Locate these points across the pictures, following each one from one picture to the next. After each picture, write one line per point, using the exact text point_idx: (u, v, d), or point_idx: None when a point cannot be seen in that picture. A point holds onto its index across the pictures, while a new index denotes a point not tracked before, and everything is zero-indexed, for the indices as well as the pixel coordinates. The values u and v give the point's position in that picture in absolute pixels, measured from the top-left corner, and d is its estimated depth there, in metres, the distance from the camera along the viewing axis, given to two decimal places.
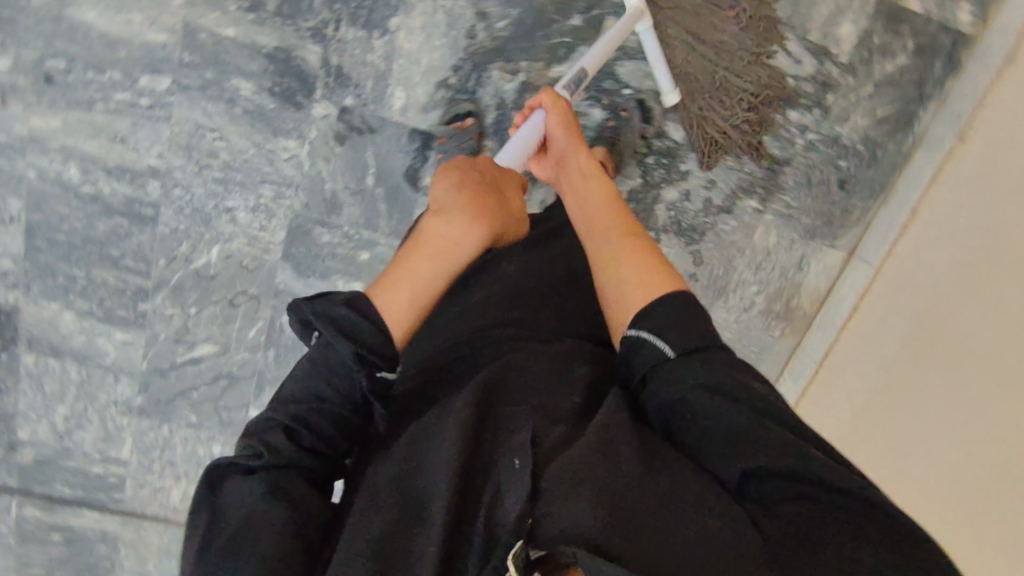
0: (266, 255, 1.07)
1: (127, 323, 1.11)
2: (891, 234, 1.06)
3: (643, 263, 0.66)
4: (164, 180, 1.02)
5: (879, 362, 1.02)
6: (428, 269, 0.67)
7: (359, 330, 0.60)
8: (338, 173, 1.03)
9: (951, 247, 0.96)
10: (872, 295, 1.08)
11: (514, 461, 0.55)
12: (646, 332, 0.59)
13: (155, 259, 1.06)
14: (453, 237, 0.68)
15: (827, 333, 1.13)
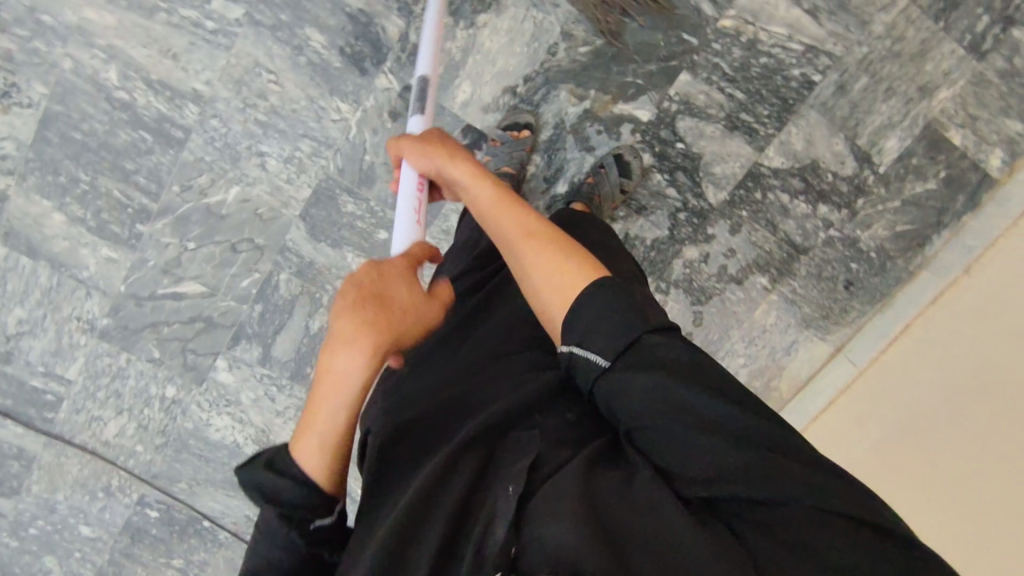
0: (284, 209, 1.04)
1: (118, 241, 1.06)
2: (881, 340, 1.11)
3: (553, 264, 0.60)
4: (205, 107, 0.98)
5: (868, 439, 1.04)
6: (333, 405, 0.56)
7: (282, 492, 0.54)
8: (382, 148, 1.01)
9: (955, 340, 1.01)
10: (862, 380, 1.11)
11: (509, 488, 0.52)
12: (576, 347, 0.57)
13: (168, 183, 1.02)
14: (340, 363, 0.56)
15: (804, 414, 1.16)
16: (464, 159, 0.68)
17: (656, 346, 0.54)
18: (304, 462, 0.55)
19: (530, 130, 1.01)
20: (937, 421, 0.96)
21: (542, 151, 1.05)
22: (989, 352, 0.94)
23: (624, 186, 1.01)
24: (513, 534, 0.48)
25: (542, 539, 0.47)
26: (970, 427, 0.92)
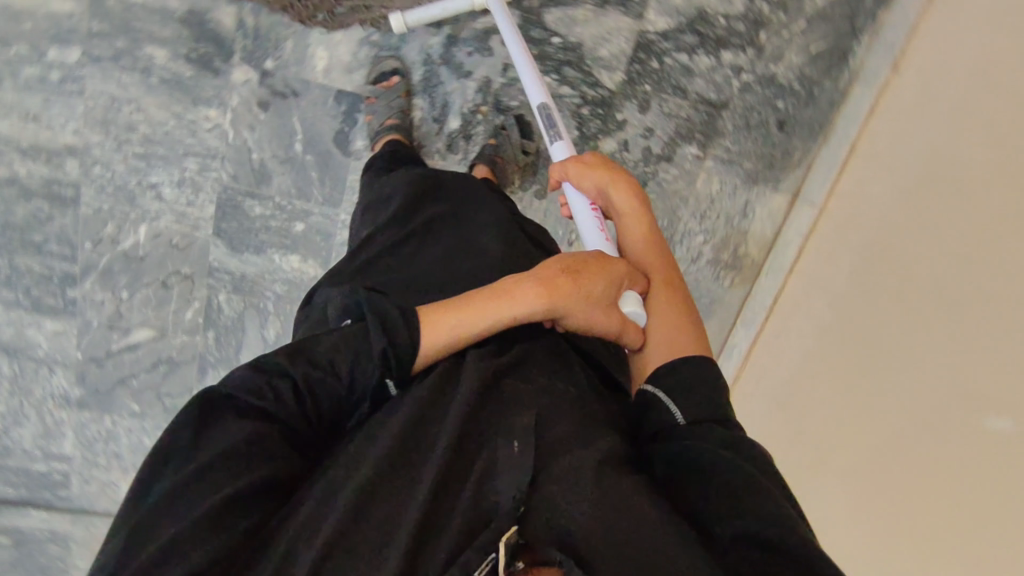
0: (197, 232, 1.04)
1: (57, 311, 1.07)
2: (766, 296, 1.14)
3: (679, 331, 0.68)
4: (83, 158, 0.97)
5: (763, 419, 1.08)
6: (474, 322, 0.63)
7: (398, 336, 0.59)
8: (265, 142, 0.99)
9: (817, 313, 1.03)
10: (754, 356, 1.15)
11: (513, 445, 0.56)
12: (662, 392, 0.62)
13: (80, 242, 1.02)
14: (521, 298, 0.65)
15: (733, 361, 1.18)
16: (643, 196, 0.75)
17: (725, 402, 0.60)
18: (429, 340, 0.61)
19: (399, 76, 0.98)
20: (811, 403, 1.00)
21: (421, 94, 1.00)
22: (847, 328, 0.97)
23: (526, 147, 1.01)
24: (521, 498, 0.53)
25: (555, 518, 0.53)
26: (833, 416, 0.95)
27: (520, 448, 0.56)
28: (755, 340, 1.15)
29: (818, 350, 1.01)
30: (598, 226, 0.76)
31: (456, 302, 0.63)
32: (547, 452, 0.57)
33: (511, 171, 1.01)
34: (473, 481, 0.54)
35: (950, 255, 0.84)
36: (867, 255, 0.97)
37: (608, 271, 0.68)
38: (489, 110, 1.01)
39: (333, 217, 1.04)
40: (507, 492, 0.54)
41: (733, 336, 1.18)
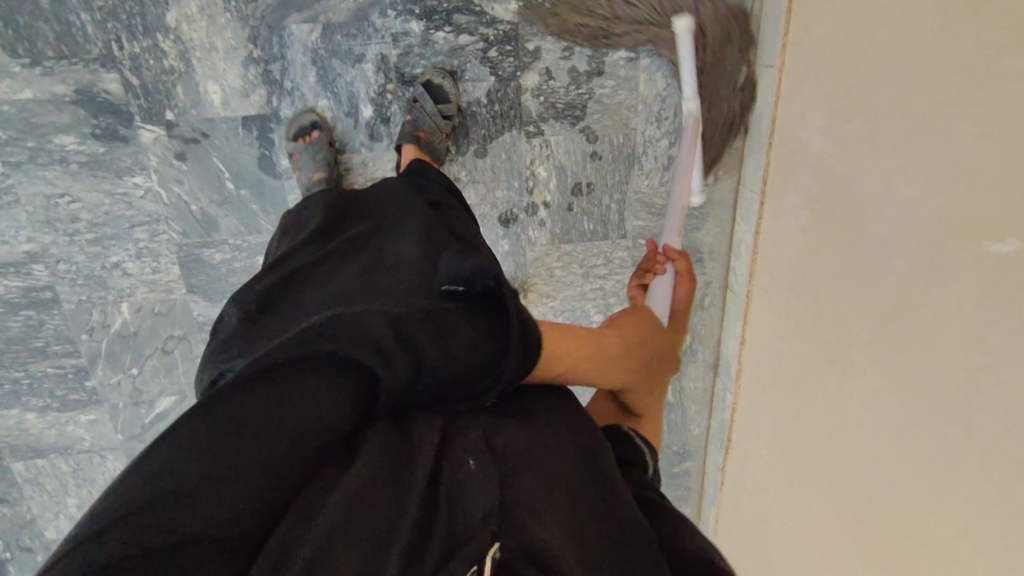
0: (172, 294, 1.06)
1: (84, 404, 1.12)
2: (744, 265, 1.12)
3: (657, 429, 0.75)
4: (46, 260, 1.01)
5: (789, 407, 1.06)
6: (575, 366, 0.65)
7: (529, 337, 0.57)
8: (197, 190, 1.00)
9: (792, 277, 1.00)
10: (755, 340, 1.15)
11: (471, 464, 0.49)
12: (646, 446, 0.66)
13: (76, 336, 1.07)
14: (603, 357, 0.68)
15: (740, 303, 1.17)
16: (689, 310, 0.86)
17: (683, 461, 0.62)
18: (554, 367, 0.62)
19: (317, 128, 0.96)
20: (820, 379, 0.96)
21: (324, 93, 0.96)
22: (820, 288, 0.93)
23: (444, 111, 0.96)
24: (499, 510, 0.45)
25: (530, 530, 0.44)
26: (839, 382, 0.91)
27: (481, 465, 0.49)
28: (756, 231, 1.08)
29: (813, 232, 0.93)
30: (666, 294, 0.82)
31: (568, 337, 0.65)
32: (507, 465, 0.50)
33: (439, 141, 0.97)
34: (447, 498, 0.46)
35: (875, 170, 0.80)
36: (812, 206, 0.93)
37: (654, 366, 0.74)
38: (397, 86, 0.97)
39: None
40: (483, 504, 0.45)
41: (738, 232, 1.12)
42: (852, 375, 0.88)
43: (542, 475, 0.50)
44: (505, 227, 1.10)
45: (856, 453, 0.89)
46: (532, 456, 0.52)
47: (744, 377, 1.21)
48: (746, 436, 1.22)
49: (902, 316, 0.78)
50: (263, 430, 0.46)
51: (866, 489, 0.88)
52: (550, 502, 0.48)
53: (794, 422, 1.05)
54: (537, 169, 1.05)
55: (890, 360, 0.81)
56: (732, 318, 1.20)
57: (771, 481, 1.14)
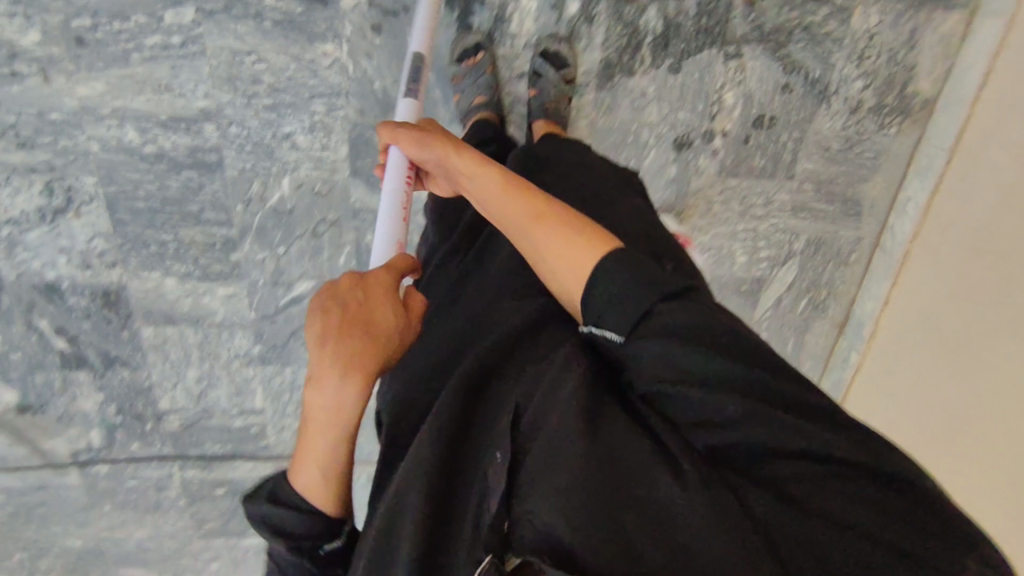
0: (335, 175, 1.04)
1: (225, 277, 1.11)
2: (910, 222, 1.10)
3: (555, 245, 0.58)
4: (218, 120, 0.99)
5: (892, 416, 1.14)
6: (337, 433, 0.56)
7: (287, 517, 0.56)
8: (384, 68, 0.97)
9: (940, 301, 1.05)
10: (903, 300, 1.13)
11: (496, 456, 0.51)
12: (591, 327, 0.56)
13: (232, 205, 1.05)
14: (328, 390, 0.55)
15: (891, 264, 1.15)
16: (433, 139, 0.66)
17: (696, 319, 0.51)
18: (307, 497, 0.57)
19: (483, 51, 0.96)
20: (936, 400, 1.04)
21: None
22: (975, 281, 0.98)
23: (567, 77, 0.97)
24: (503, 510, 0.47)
25: (530, 517, 0.45)
26: (955, 413, 1.00)
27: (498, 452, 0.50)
28: (935, 190, 1.07)
29: (1005, 212, 0.94)
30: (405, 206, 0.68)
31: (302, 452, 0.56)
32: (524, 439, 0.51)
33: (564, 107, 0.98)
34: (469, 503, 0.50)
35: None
36: (975, 252, 0.99)
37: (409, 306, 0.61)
38: None
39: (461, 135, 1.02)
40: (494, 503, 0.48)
41: (906, 188, 1.11)
42: (980, 401, 0.96)
43: (550, 434, 0.49)
44: (677, 151, 1.06)
45: (951, 471, 1.01)
46: (546, 416, 0.50)
47: (878, 339, 1.18)
48: (863, 397, 1.22)
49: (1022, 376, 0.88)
50: None
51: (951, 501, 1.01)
52: (546, 466, 0.47)
53: (891, 426, 1.13)
54: (725, 96, 1.03)
55: (1009, 409, 0.90)
56: (877, 277, 1.17)
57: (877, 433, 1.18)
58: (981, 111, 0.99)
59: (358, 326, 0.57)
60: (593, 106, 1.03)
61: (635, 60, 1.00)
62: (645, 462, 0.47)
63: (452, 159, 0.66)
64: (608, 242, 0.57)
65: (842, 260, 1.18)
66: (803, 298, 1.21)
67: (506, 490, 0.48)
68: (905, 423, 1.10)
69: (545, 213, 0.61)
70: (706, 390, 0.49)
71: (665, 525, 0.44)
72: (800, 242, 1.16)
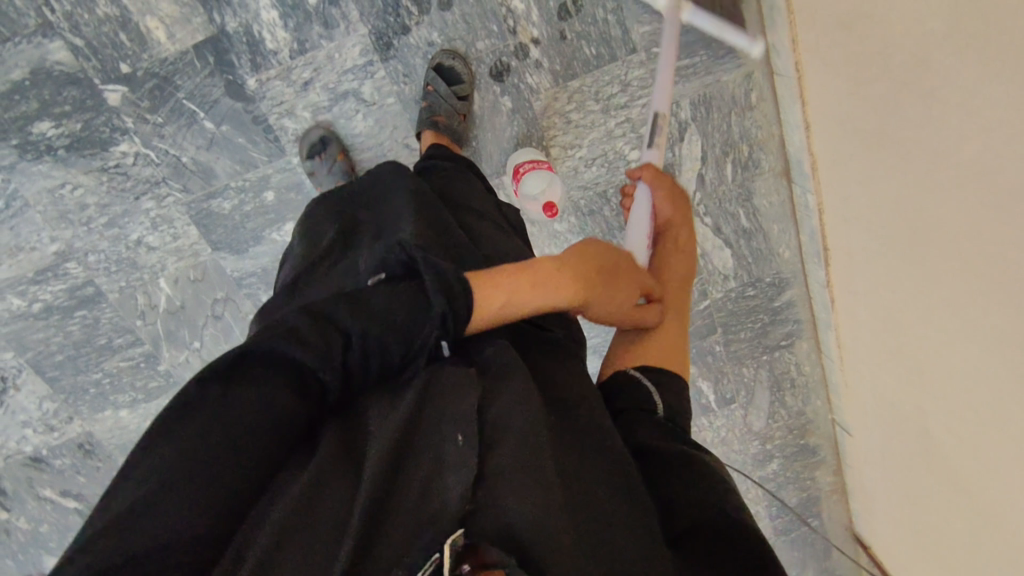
0: (201, 256, 1.05)
1: (166, 388, 1.14)
2: (784, 32, 0.95)
3: (677, 336, 0.71)
4: (76, 256, 1.03)
5: (868, 261, 0.98)
6: (542, 300, 0.60)
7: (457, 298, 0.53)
8: (182, 142, 0.97)
9: (845, 109, 0.90)
10: (822, 121, 0.96)
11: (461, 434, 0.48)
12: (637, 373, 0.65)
13: (133, 323, 1.08)
14: (575, 279, 0.61)
15: (791, 84, 0.99)
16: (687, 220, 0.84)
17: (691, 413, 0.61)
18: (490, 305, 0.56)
19: (330, 142, 0.98)
20: (887, 280, 0.94)
21: None
22: (870, 128, 0.86)
23: (460, 92, 0.96)
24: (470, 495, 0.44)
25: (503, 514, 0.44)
26: (907, 235, 0.86)
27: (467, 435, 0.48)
28: None
29: (856, 29, 0.83)
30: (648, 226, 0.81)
31: (514, 274, 0.59)
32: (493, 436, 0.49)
33: (458, 122, 0.96)
34: (425, 480, 0.46)
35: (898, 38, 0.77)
36: (846, 34, 0.85)
37: (631, 271, 0.67)
38: None
39: (304, 166, 0.99)
40: (457, 487, 0.45)
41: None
42: (918, 209, 0.82)
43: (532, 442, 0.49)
44: (501, 81, 0.99)
45: (926, 307, 0.86)
46: (517, 417, 0.50)
47: (822, 169, 1.00)
48: (841, 235, 1.03)
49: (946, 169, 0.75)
50: (220, 431, 0.44)
51: (937, 348, 0.86)
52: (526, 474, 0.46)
53: (879, 331, 1.01)
54: (512, 4, 0.94)
55: (942, 206, 0.77)
56: (788, 106, 1.01)
57: (865, 312, 1.03)
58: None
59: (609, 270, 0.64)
60: (392, 78, 0.97)
61: (403, 16, 0.94)
62: (603, 508, 0.49)
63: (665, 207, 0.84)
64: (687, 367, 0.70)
65: (744, 104, 1.03)
66: (726, 163, 1.07)
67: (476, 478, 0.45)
68: (884, 312, 0.98)
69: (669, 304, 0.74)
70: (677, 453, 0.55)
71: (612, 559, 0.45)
72: (685, 110, 1.03)
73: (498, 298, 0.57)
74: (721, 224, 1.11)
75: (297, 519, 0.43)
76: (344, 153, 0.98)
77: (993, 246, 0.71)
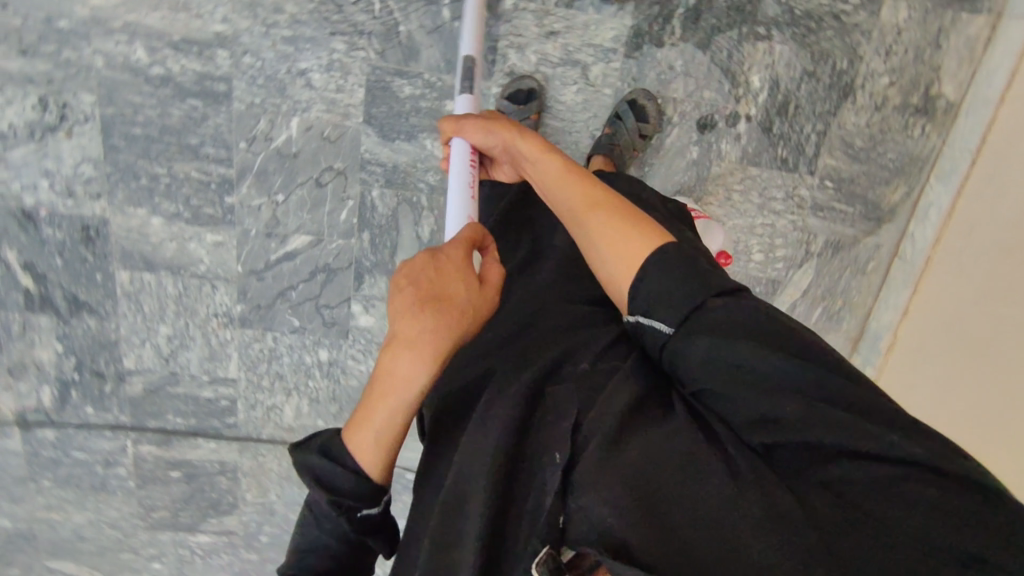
0: (348, 120, 1.00)
1: (216, 222, 1.04)
2: (931, 228, 1.08)
3: (613, 227, 0.61)
4: (233, 48, 0.95)
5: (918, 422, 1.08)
6: (398, 404, 0.56)
7: (331, 475, 0.56)
8: (411, 12, 0.96)
9: (967, 305, 1.00)
10: (925, 310, 1.09)
11: (557, 456, 0.53)
12: (639, 316, 0.58)
13: (234, 142, 1.00)
14: (398, 359, 0.56)
15: (910, 272, 1.10)
16: (509, 132, 0.71)
17: (771, 314, 0.54)
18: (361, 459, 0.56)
19: (534, 97, 0.99)
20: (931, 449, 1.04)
21: None
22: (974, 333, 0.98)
23: (644, 130, 0.99)
24: (559, 505, 0.50)
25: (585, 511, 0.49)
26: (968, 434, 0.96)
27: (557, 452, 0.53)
28: (958, 193, 1.05)
29: (1013, 253, 0.93)
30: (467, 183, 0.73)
31: (361, 419, 0.57)
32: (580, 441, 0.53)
33: (630, 156, 1.00)
34: (528, 505, 0.54)
35: None
36: (998, 256, 0.96)
37: (451, 266, 0.58)
38: None
39: (499, 99, 0.99)
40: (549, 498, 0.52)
41: (925, 194, 1.08)
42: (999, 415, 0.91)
43: (606, 438, 0.52)
44: (700, 133, 1.04)
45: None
46: (597, 420, 0.54)
47: (896, 353, 1.13)
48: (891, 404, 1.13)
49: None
50: None
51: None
52: (602, 466, 0.50)
53: None
54: (752, 78, 1.01)
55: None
56: (895, 287, 1.13)
57: None
58: (1007, 111, 0.98)
59: (424, 302, 0.57)
60: (621, 74, 1.00)
61: (665, 31, 0.99)
62: (712, 468, 0.50)
63: (532, 140, 0.69)
64: (659, 236, 0.60)
65: (860, 267, 1.13)
66: (818, 306, 1.16)
67: (560, 485, 0.51)
68: None
69: (599, 202, 0.64)
70: (776, 383, 0.51)
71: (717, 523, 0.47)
72: (818, 244, 1.12)
73: (358, 449, 0.56)
74: None
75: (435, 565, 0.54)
76: (537, 116, 0.99)
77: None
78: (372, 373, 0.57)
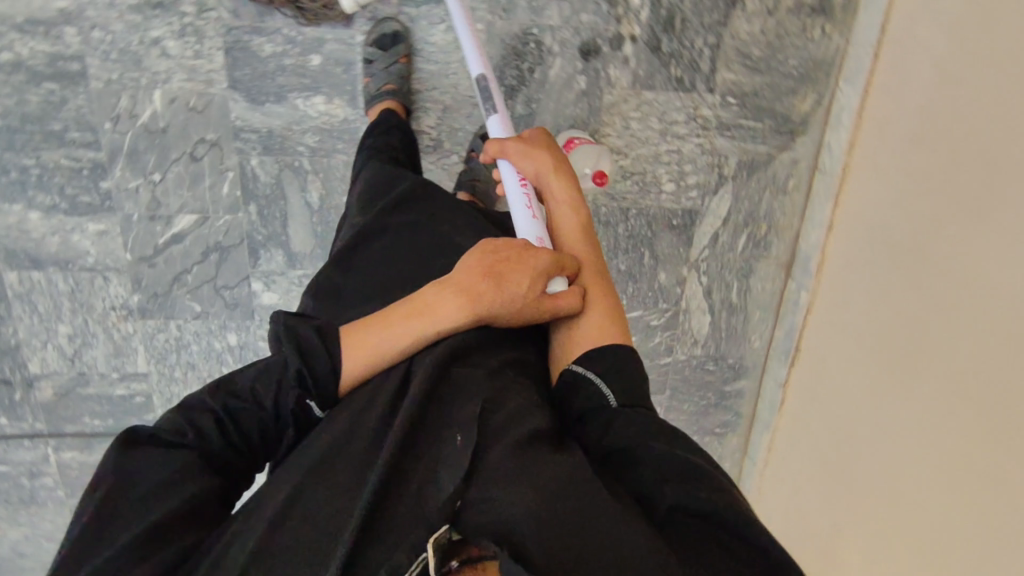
0: (212, 87, 0.96)
1: (95, 210, 1.01)
2: (845, 133, 1.00)
3: (602, 309, 0.69)
4: (80, 23, 0.91)
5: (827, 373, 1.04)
6: (416, 331, 0.64)
7: (313, 353, 0.63)
8: None
9: (867, 242, 0.97)
10: (848, 224, 1.01)
11: (458, 438, 0.57)
12: (591, 372, 0.63)
13: (99, 124, 0.96)
14: (444, 308, 0.65)
15: (831, 184, 1.03)
16: (573, 179, 0.75)
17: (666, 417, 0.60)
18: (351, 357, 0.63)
19: (401, 39, 0.95)
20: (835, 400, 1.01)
21: None
22: (875, 271, 0.94)
23: None
24: (460, 491, 0.53)
25: (494, 506, 0.51)
26: (900, 350, 0.88)
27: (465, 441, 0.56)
28: (866, 92, 0.97)
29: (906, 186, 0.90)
30: (524, 197, 0.73)
31: (384, 326, 0.65)
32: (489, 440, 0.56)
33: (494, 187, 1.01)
34: (420, 479, 0.54)
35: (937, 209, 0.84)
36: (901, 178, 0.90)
37: (531, 261, 0.66)
38: None
39: (365, 45, 0.95)
40: (448, 483, 0.53)
41: (835, 96, 1.02)
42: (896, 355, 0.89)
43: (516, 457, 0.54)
44: (585, 60, 0.99)
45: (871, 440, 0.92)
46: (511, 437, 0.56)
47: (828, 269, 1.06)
48: (820, 336, 1.07)
49: (945, 309, 0.81)
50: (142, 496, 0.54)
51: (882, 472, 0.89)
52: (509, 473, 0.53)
53: (812, 441, 1.06)
54: None
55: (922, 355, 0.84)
56: (819, 202, 1.06)
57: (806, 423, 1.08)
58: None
59: (492, 277, 0.65)
60: (490, 7, 0.95)
61: None
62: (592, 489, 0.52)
63: (557, 183, 0.74)
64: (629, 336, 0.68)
65: (780, 187, 1.07)
66: (742, 234, 1.10)
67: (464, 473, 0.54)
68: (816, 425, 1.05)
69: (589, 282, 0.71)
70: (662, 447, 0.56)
71: (591, 530, 0.49)
72: (731, 166, 1.06)
73: (356, 349, 0.64)
74: (713, 288, 1.13)
75: (296, 503, 0.54)
76: (407, 59, 0.96)
77: (1002, 378, 0.72)
78: (417, 298, 0.66)
